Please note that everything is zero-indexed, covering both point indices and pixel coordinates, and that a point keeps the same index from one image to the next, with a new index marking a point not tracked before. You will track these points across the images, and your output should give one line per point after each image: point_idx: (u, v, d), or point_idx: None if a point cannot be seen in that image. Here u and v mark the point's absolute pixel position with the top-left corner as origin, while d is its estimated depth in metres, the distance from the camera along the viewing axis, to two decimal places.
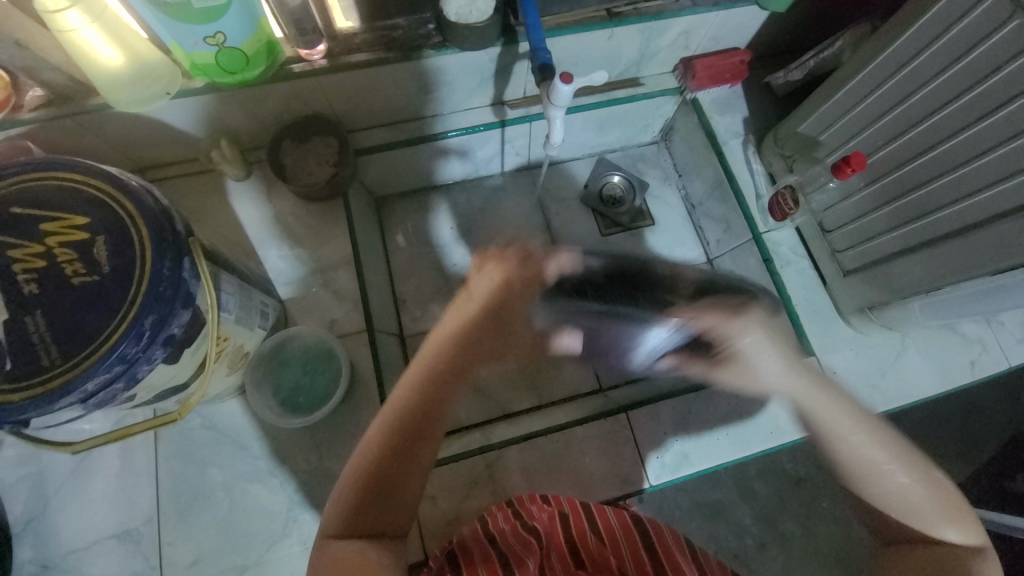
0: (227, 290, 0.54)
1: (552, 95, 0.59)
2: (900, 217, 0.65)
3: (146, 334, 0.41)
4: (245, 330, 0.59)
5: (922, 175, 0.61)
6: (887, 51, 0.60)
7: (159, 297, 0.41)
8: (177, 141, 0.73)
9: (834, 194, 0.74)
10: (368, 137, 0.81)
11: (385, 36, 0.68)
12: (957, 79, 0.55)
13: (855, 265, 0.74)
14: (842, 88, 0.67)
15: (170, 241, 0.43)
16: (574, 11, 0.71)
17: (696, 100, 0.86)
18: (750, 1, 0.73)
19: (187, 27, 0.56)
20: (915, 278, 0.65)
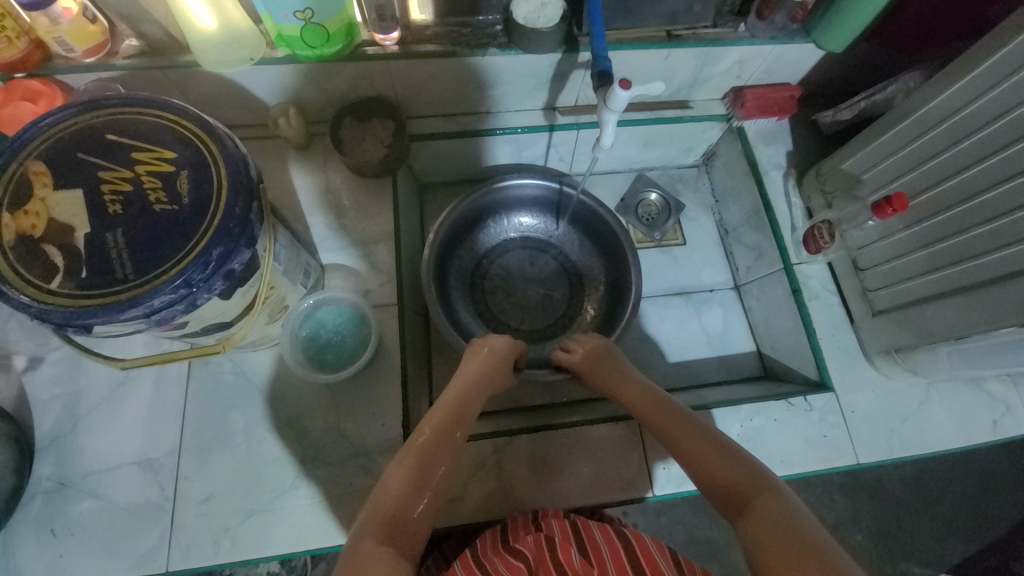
0: (280, 241, 0.57)
1: (609, 99, 0.62)
2: (937, 259, 0.66)
3: (211, 264, 0.44)
4: (288, 282, 0.62)
5: (961, 223, 0.62)
6: (937, 102, 0.62)
7: (226, 233, 0.44)
8: (249, 105, 0.78)
9: (871, 233, 0.75)
10: (422, 125, 0.85)
11: (454, 31, 0.73)
12: (1001, 133, 0.56)
13: (887, 305, 0.74)
14: (889, 131, 0.69)
15: (244, 183, 0.46)
16: (635, 29, 0.74)
17: (742, 128, 0.87)
18: (807, 39, 0.76)
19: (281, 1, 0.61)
20: (946, 324, 0.65)
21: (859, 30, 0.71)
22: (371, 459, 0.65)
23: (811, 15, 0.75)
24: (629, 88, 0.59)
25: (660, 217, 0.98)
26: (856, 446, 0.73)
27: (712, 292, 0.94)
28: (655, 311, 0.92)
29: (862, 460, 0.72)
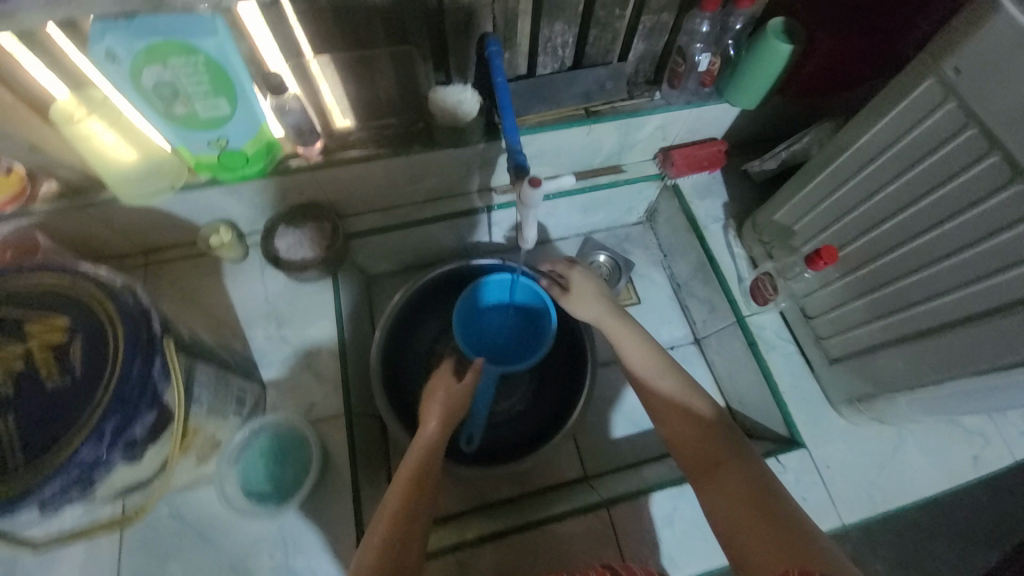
0: (202, 383, 0.58)
1: (524, 198, 0.63)
2: (880, 307, 0.68)
3: (131, 383, 0.47)
4: (218, 420, 0.62)
5: (895, 268, 0.65)
6: (829, 170, 0.70)
7: (125, 399, 0.46)
8: (180, 226, 0.82)
9: (810, 282, 0.78)
10: (360, 222, 0.91)
11: (377, 132, 0.81)
12: (840, 169, 0.68)
13: (840, 353, 0.77)
14: (808, 185, 0.74)
15: (144, 341, 0.49)
16: (553, 111, 0.85)
17: (677, 185, 0.98)
18: (719, 98, 0.87)
19: (193, 134, 0.67)
20: (894, 373, 0.68)
21: (764, 86, 0.82)
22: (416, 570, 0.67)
23: (719, 79, 0.86)
24: (540, 185, 0.60)
25: (612, 277, 1.03)
26: (837, 506, 0.75)
27: (673, 350, 0.98)
28: None
29: (845, 520, 0.74)
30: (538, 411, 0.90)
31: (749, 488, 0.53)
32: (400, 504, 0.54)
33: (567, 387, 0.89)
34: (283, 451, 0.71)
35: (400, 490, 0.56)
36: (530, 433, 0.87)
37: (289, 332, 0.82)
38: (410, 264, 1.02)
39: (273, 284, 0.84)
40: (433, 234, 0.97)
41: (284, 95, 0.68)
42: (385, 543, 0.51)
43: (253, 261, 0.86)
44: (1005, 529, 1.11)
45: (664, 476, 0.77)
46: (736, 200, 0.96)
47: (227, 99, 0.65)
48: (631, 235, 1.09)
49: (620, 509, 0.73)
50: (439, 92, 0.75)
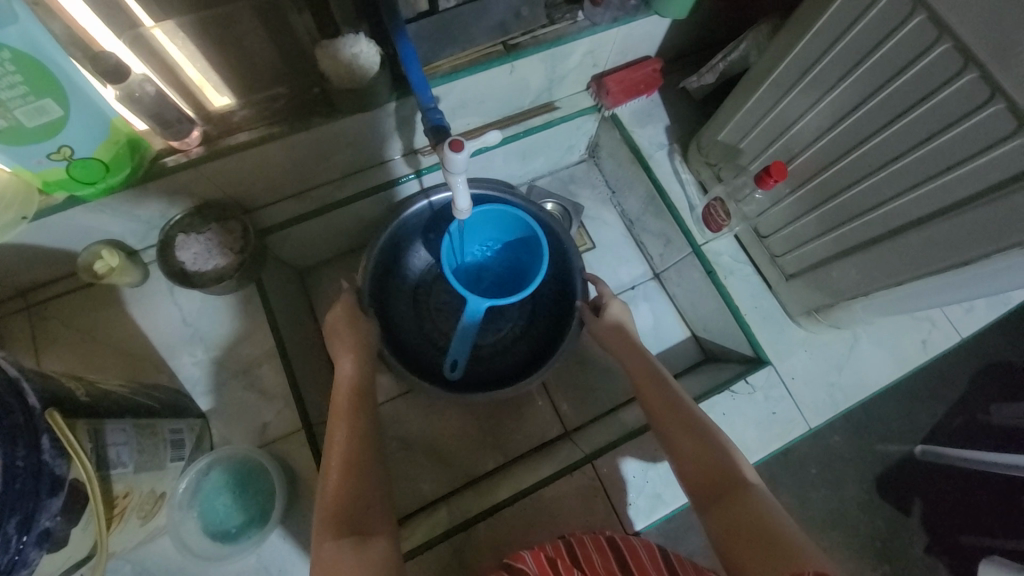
0: (120, 443, 0.50)
1: (447, 165, 0.55)
2: (831, 220, 0.67)
3: (21, 475, 0.39)
4: (154, 473, 0.55)
5: (847, 176, 0.62)
6: (772, 78, 0.65)
7: (20, 495, 0.39)
8: (53, 257, 0.69)
9: (762, 202, 0.76)
10: (275, 213, 0.80)
11: (265, 107, 0.69)
12: (783, 78, 0.64)
13: (796, 268, 0.76)
14: (751, 98, 0.69)
15: (21, 423, 0.40)
16: (467, 52, 0.74)
17: (615, 116, 0.91)
18: (647, 11, 0.78)
19: (25, 148, 0.54)
20: (852, 281, 0.68)
21: None
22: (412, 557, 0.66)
23: None
24: (463, 147, 0.53)
25: (563, 224, 0.97)
26: (805, 412, 0.78)
27: (634, 290, 0.96)
28: None
29: (813, 424, 0.78)
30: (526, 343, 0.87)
31: (759, 511, 0.51)
32: (349, 449, 0.54)
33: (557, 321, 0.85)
34: (242, 482, 0.65)
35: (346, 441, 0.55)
36: (520, 361, 0.85)
37: (222, 353, 0.73)
38: (343, 248, 0.93)
39: (188, 303, 0.74)
40: (362, 211, 0.87)
41: (130, 79, 0.55)
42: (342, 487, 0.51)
43: (158, 281, 0.75)
44: (941, 390, 1.23)
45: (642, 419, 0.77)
46: (678, 122, 0.91)
47: (55, 99, 0.51)
48: (575, 176, 1.03)
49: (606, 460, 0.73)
50: (326, 45, 0.63)
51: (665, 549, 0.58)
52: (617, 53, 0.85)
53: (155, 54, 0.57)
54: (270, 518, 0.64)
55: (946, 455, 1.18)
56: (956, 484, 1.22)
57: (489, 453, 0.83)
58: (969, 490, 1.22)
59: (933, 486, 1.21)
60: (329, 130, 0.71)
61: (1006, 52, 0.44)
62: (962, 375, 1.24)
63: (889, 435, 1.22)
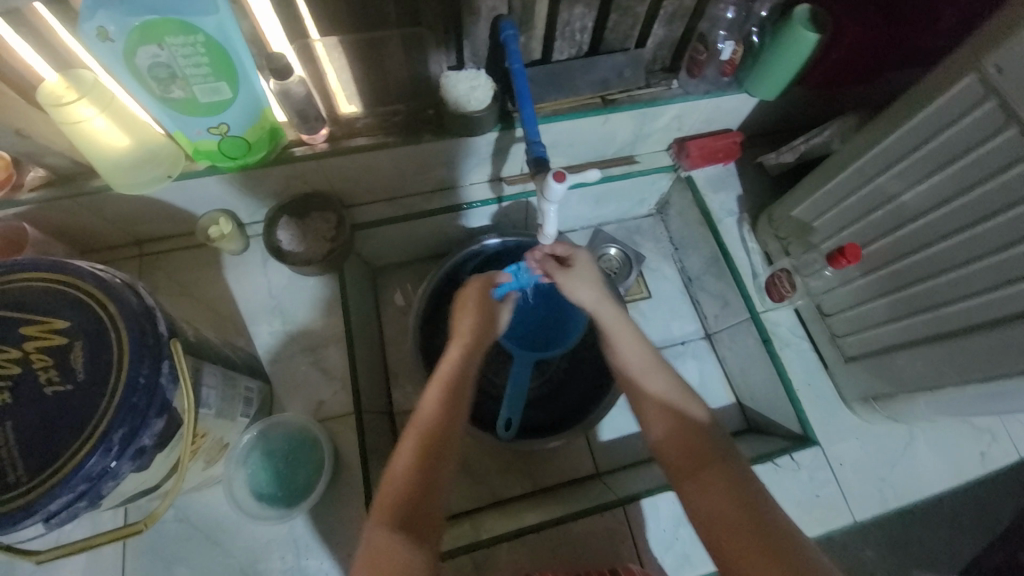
0: (209, 386, 0.55)
1: (544, 191, 0.60)
2: (901, 308, 0.68)
3: (139, 391, 0.44)
4: (227, 422, 0.60)
5: (924, 268, 0.64)
6: (856, 165, 0.68)
7: (133, 409, 0.43)
8: (177, 216, 0.78)
9: (830, 280, 0.77)
10: (367, 212, 0.87)
11: (384, 119, 0.77)
12: (867, 166, 0.67)
13: (857, 352, 0.76)
14: (832, 180, 0.72)
15: (150, 345, 0.45)
16: (569, 100, 0.81)
17: (690, 178, 0.95)
18: (738, 87, 0.84)
19: (193, 119, 0.63)
20: (917, 373, 0.68)
21: (784, 78, 0.79)
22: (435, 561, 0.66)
23: (739, 68, 0.83)
24: (564, 179, 0.58)
25: (623, 271, 1.01)
26: (850, 503, 0.76)
27: (683, 345, 0.98)
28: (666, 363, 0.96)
29: (857, 517, 0.75)
30: (573, 387, 0.86)
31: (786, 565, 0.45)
32: (427, 433, 0.53)
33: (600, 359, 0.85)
34: (292, 449, 0.69)
35: (434, 420, 0.54)
36: (565, 410, 0.84)
37: (295, 328, 0.79)
38: (416, 257, 0.99)
39: (276, 277, 0.81)
40: (442, 224, 0.94)
41: (289, 78, 0.64)
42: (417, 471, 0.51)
43: (255, 253, 0.82)
44: (994, 516, 1.15)
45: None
46: (750, 193, 0.95)
47: (228, 82, 0.61)
48: (641, 229, 1.08)
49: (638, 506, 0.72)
50: (452, 77, 0.72)
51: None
52: (702, 123, 0.91)
53: (312, 61, 0.67)
54: (312, 491, 0.67)
55: None
56: None
57: (518, 479, 0.83)
58: None
59: None
60: (438, 148, 0.79)
61: None
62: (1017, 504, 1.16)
63: (931, 553, 1.14)
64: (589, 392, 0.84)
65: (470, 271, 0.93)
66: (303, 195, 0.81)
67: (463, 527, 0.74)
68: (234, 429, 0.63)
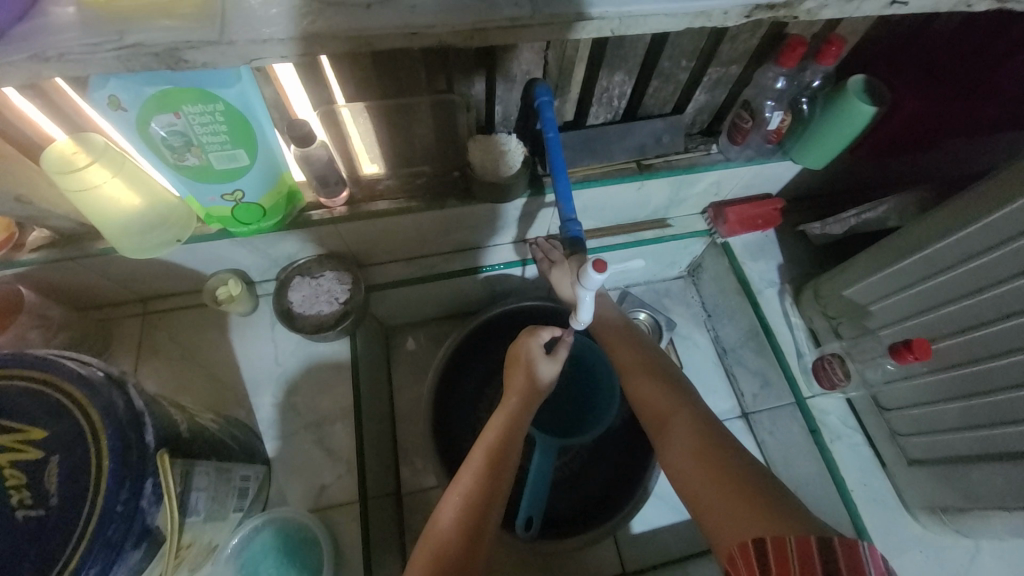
0: (199, 490, 0.49)
1: (581, 278, 0.54)
2: (976, 416, 0.60)
3: (116, 520, 0.38)
4: (218, 524, 0.54)
5: (1008, 376, 0.56)
6: (924, 252, 0.62)
7: (107, 542, 0.38)
8: (185, 276, 0.74)
9: (888, 371, 0.70)
10: (384, 273, 0.83)
11: (407, 182, 0.73)
12: (937, 255, 0.60)
13: (922, 456, 0.68)
14: (894, 264, 0.65)
15: (133, 462, 0.40)
16: (602, 164, 0.77)
17: (727, 244, 0.90)
18: (783, 155, 0.79)
19: (206, 186, 0.59)
20: (998, 491, 0.60)
21: (834, 149, 0.74)
22: None
23: (785, 136, 0.78)
24: (605, 269, 0.52)
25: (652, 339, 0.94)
26: None
27: None
28: None
29: None
30: (598, 472, 0.78)
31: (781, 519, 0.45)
32: (468, 501, 0.55)
33: (627, 445, 0.79)
34: (290, 548, 0.62)
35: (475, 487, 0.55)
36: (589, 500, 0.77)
37: (301, 399, 0.73)
38: (432, 316, 0.94)
39: (284, 343, 0.76)
40: (461, 285, 0.89)
41: (311, 144, 0.60)
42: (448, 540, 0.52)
43: (264, 314, 0.78)
44: None
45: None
46: (791, 263, 0.89)
47: (246, 150, 0.57)
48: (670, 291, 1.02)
49: None
50: (484, 141, 0.68)
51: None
52: (742, 189, 0.86)
53: (336, 125, 0.63)
54: None
55: None
56: None
57: None
58: None
59: None
60: (463, 212, 0.75)
61: None
62: None
63: None
64: (615, 481, 0.77)
65: (490, 336, 0.87)
66: (318, 255, 0.77)
67: None
68: (225, 527, 0.56)
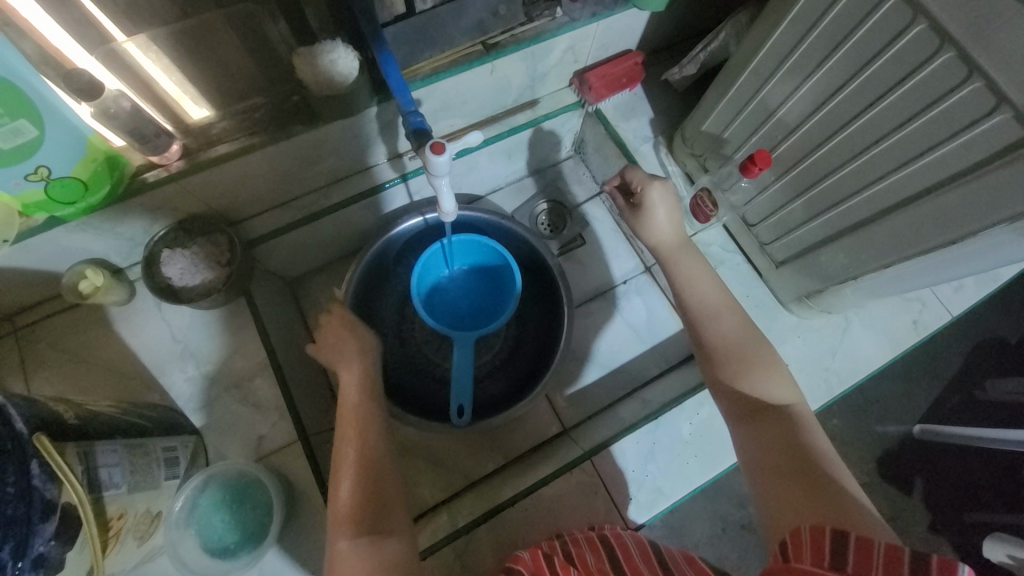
0: (110, 465, 0.50)
1: (429, 168, 0.55)
2: (817, 206, 0.67)
3: (11, 501, 0.39)
4: (149, 491, 0.55)
5: (832, 160, 0.62)
6: (753, 64, 0.65)
7: (10, 521, 0.38)
8: (38, 279, 0.68)
9: (748, 190, 0.76)
10: (262, 224, 0.79)
11: (244, 118, 0.68)
12: (763, 63, 0.64)
13: (785, 256, 0.77)
14: (733, 86, 0.69)
15: (9, 448, 0.40)
16: (446, 53, 0.73)
17: (599, 111, 0.90)
18: (626, 5, 0.77)
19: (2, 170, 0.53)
20: (841, 266, 0.69)
21: None
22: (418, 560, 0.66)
23: None
24: (444, 149, 0.53)
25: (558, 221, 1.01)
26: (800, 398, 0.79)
27: (626, 284, 0.97)
28: (614, 305, 0.95)
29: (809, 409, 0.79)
30: (522, 354, 0.89)
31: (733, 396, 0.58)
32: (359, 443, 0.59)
33: (543, 327, 0.89)
34: (240, 496, 0.65)
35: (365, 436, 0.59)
36: (518, 375, 0.87)
37: (214, 366, 0.73)
38: (332, 256, 0.93)
39: (176, 319, 0.73)
40: (350, 217, 0.87)
41: (104, 94, 0.54)
42: (360, 486, 0.56)
43: (145, 298, 0.74)
44: (939, 368, 1.24)
45: (640, 415, 0.78)
46: (661, 114, 0.91)
47: (30, 119, 0.51)
48: (562, 175, 1.04)
49: (605, 455, 0.73)
50: (309, 51, 0.62)
51: (657, 546, 0.60)
52: (598, 50, 0.85)
53: (128, 68, 0.56)
54: (270, 531, 0.63)
55: (945, 434, 1.20)
56: (956, 465, 1.23)
57: (490, 455, 0.84)
58: (968, 469, 1.23)
59: (935, 463, 1.22)
60: (317, 137, 0.71)
61: (981, 32, 0.44)
62: (957, 350, 1.26)
63: (890, 413, 1.23)
64: (536, 355, 0.87)
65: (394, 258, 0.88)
66: (179, 222, 0.72)
67: (442, 517, 0.74)
68: (162, 494, 0.58)
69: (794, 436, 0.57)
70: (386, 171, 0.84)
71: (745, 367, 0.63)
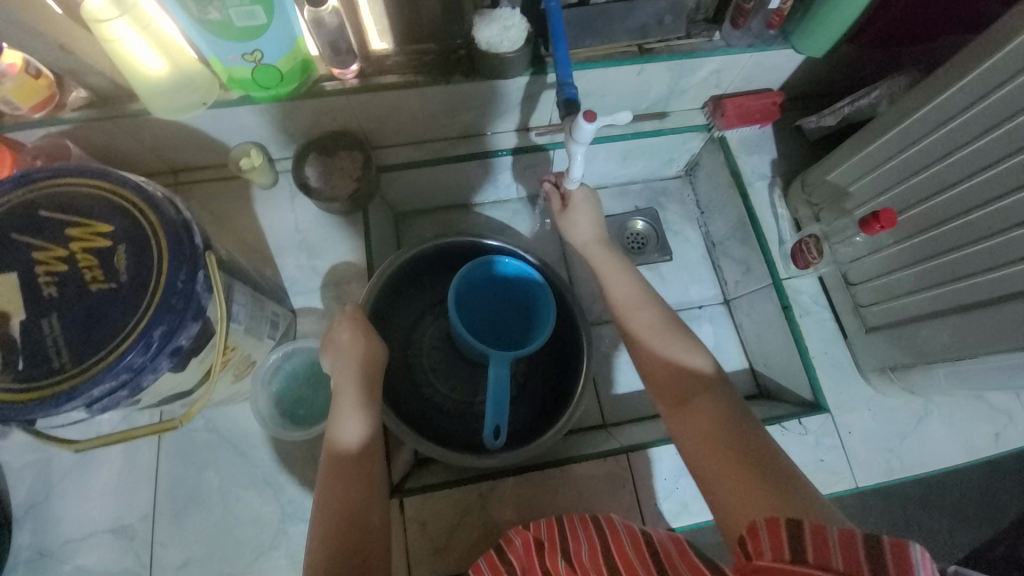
0: (239, 302, 0.58)
1: (575, 133, 0.60)
2: (930, 277, 0.66)
3: (178, 294, 0.47)
4: (254, 340, 0.63)
5: (961, 235, 0.61)
6: (904, 123, 0.65)
7: (171, 309, 0.46)
8: (210, 147, 0.80)
9: (861, 247, 0.76)
10: (394, 154, 0.88)
11: (415, 59, 0.76)
12: (911, 129, 0.64)
13: (878, 322, 0.76)
14: (875, 142, 0.69)
15: (186, 255, 0.48)
16: (603, 46, 0.78)
17: (724, 138, 0.92)
18: (784, 43, 0.79)
19: (229, 44, 0.63)
20: (941, 345, 0.66)
21: (836, 34, 0.74)
22: (437, 490, 0.70)
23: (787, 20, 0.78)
24: (594, 119, 0.57)
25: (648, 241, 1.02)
26: (852, 468, 0.76)
27: (701, 309, 0.98)
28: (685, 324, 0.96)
29: (860, 482, 0.75)
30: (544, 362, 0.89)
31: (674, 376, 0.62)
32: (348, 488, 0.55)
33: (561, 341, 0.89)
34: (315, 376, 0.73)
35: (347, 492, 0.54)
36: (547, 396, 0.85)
37: (320, 262, 0.82)
38: (438, 203, 1.01)
39: (302, 213, 0.83)
40: (466, 172, 0.94)
41: (322, 6, 0.63)
42: (341, 546, 0.51)
43: (283, 188, 0.85)
44: (997, 510, 1.14)
45: None
46: (785, 157, 0.92)
47: (264, 8, 0.60)
48: (666, 192, 1.06)
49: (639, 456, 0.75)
50: (485, 16, 0.69)
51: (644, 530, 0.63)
52: (744, 82, 0.88)
53: None
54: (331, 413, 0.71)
55: None
56: None
57: None
58: None
59: None
60: (465, 90, 0.78)
61: None
62: None
63: (930, 539, 1.13)
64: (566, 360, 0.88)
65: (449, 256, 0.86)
66: (334, 133, 0.82)
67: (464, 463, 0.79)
68: (262, 348, 0.67)
69: (723, 412, 0.57)
70: (509, 138, 0.91)
71: (666, 345, 0.64)
